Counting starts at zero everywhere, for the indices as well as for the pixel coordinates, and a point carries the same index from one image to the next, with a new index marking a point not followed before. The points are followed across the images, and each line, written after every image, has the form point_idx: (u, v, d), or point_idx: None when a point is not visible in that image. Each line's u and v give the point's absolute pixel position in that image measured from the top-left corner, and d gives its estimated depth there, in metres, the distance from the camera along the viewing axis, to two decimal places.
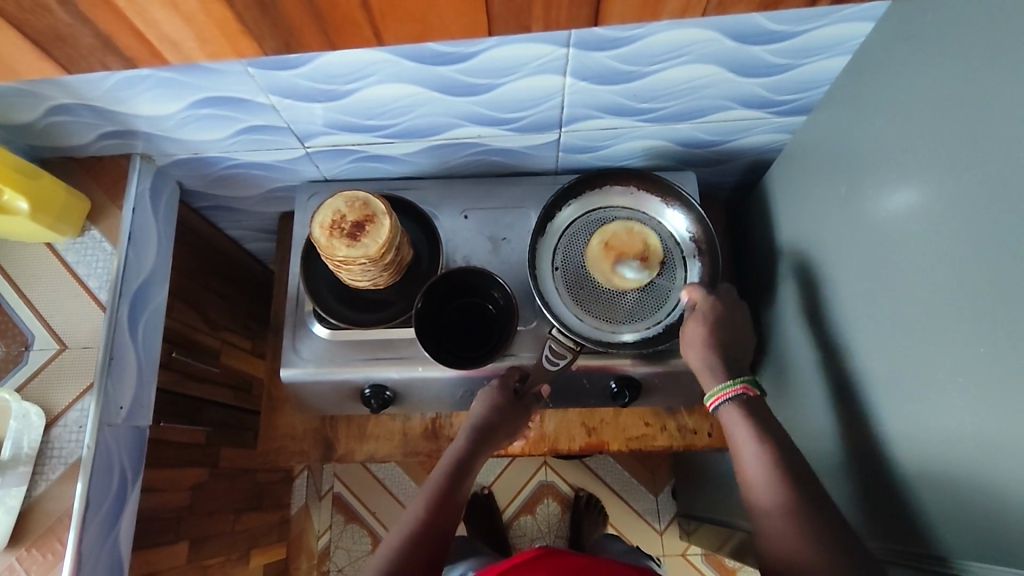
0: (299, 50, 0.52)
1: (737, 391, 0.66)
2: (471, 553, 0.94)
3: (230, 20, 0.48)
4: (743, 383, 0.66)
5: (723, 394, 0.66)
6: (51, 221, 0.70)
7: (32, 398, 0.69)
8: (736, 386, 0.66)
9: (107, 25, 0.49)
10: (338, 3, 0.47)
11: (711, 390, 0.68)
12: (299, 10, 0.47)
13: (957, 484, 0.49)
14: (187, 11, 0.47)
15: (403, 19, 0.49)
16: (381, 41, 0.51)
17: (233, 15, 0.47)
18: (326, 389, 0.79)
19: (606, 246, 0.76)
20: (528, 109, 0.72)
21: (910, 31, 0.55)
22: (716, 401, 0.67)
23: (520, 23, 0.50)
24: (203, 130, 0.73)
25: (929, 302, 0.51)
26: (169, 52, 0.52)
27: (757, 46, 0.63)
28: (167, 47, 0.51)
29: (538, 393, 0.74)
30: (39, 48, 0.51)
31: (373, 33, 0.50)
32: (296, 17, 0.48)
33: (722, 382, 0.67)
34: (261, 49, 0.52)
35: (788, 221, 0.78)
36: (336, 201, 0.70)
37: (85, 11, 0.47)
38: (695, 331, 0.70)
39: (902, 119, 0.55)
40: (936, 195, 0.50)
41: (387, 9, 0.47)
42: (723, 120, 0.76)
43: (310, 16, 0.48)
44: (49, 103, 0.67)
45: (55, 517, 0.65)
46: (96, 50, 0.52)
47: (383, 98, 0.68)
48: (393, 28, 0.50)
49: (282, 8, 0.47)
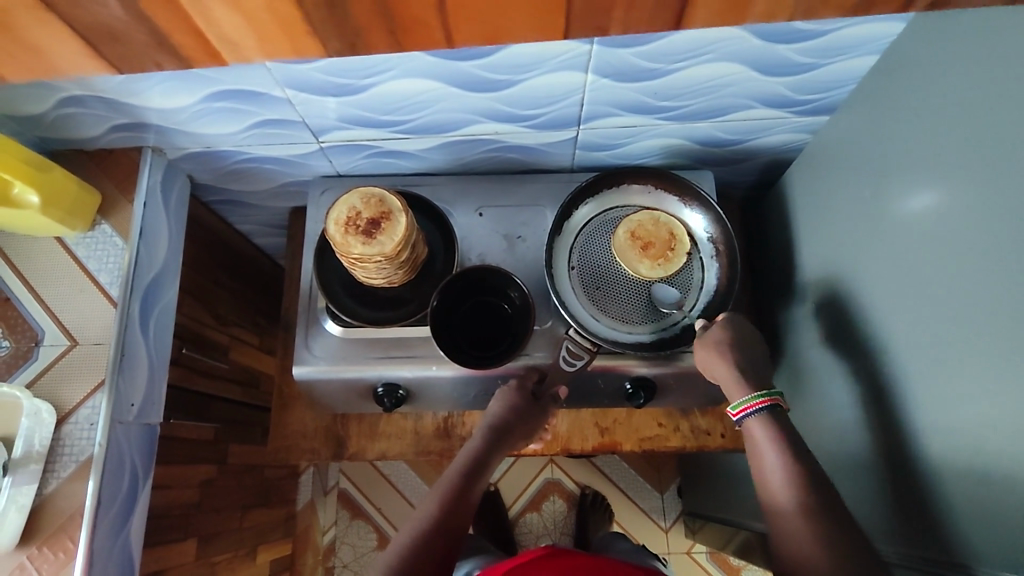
0: (363, 52, 0.50)
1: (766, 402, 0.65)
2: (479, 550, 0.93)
3: (295, 19, 0.46)
4: (771, 396, 0.65)
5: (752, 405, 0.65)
6: (62, 215, 0.69)
7: (43, 394, 0.68)
8: (764, 397, 0.65)
9: (163, 22, 0.46)
10: (411, 2, 0.45)
11: (735, 401, 0.66)
12: (370, 11, 0.46)
13: (988, 492, 0.48)
14: (250, 9, 0.44)
15: (474, 19, 0.46)
16: (451, 42, 0.49)
17: (263, 23, 0.46)
18: (338, 388, 0.78)
19: (631, 235, 0.74)
20: (548, 106, 0.70)
21: (942, 30, 0.54)
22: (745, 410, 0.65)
23: (599, 26, 0.47)
24: (216, 123, 0.72)
25: (958, 308, 0.51)
26: (226, 51, 0.49)
27: (782, 45, 0.62)
28: (224, 46, 0.49)
29: (555, 393, 0.74)
30: (91, 46, 0.49)
31: (444, 35, 0.48)
32: (365, 18, 0.46)
33: (750, 393, 0.66)
34: (323, 49, 0.50)
35: (807, 222, 0.77)
36: (351, 198, 0.69)
37: (144, 8, 0.44)
38: (717, 337, 0.69)
39: (930, 121, 0.54)
40: (967, 200, 0.50)
41: (463, 8, 0.45)
42: (743, 119, 0.75)
43: (381, 17, 0.46)
44: (60, 94, 0.65)
45: (67, 515, 0.65)
46: (148, 48, 0.50)
47: (400, 93, 0.67)
48: (465, 28, 0.48)
49: (351, 8, 0.45)
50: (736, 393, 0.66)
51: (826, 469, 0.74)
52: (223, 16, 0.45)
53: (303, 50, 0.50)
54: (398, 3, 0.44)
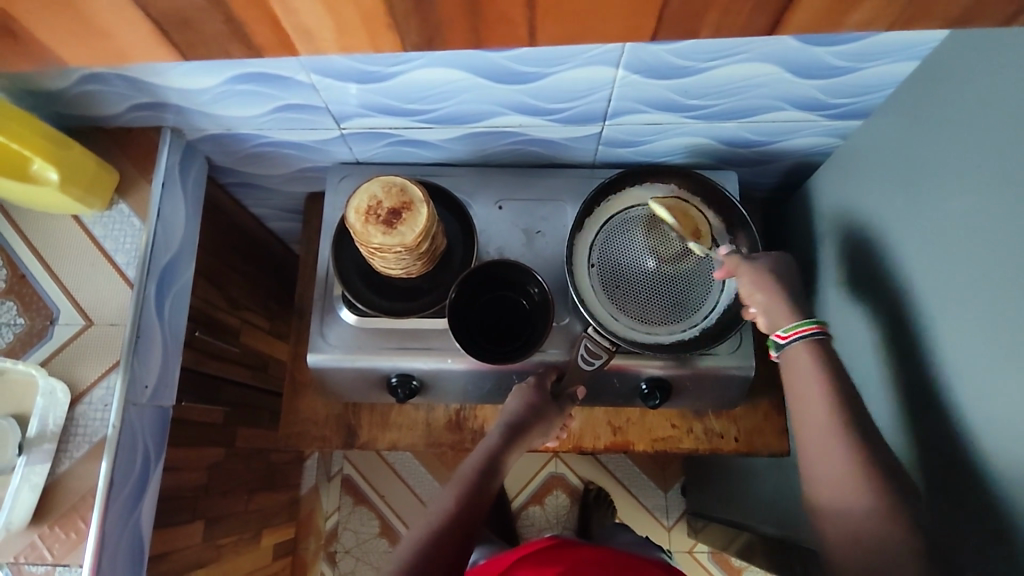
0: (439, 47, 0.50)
1: (814, 329, 0.63)
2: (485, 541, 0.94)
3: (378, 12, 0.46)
4: (820, 322, 0.63)
5: (802, 329, 0.63)
6: (80, 193, 0.69)
7: (57, 372, 0.68)
8: (812, 323, 0.63)
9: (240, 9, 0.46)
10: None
11: (784, 324, 0.65)
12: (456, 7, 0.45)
13: (1012, 512, 0.48)
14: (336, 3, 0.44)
15: (566, 18, 0.46)
16: (533, 43, 0.49)
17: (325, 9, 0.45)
18: (352, 377, 0.78)
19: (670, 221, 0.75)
20: (575, 100, 0.69)
21: (987, 39, 0.52)
22: (795, 334, 0.63)
23: (688, 29, 0.48)
24: (238, 106, 0.71)
25: (993, 324, 0.50)
26: (302, 43, 0.49)
27: (818, 47, 0.61)
28: (302, 38, 0.48)
29: (573, 394, 0.73)
30: (163, 32, 0.48)
31: (527, 32, 0.48)
32: (450, 14, 0.46)
33: (798, 320, 0.64)
34: (402, 43, 0.49)
35: (831, 227, 0.76)
36: (373, 186, 0.68)
37: None
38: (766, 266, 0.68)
39: (970, 131, 0.53)
40: (1005, 213, 0.49)
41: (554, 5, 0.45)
42: (772, 120, 0.73)
43: (467, 10, 0.45)
44: (82, 71, 0.65)
45: (79, 495, 0.65)
46: (220, 36, 0.49)
47: (427, 82, 0.66)
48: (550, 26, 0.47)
49: (439, 4, 0.45)
50: (784, 319, 0.65)
51: None
52: (302, 7, 0.45)
53: (341, 42, 0.49)
54: None
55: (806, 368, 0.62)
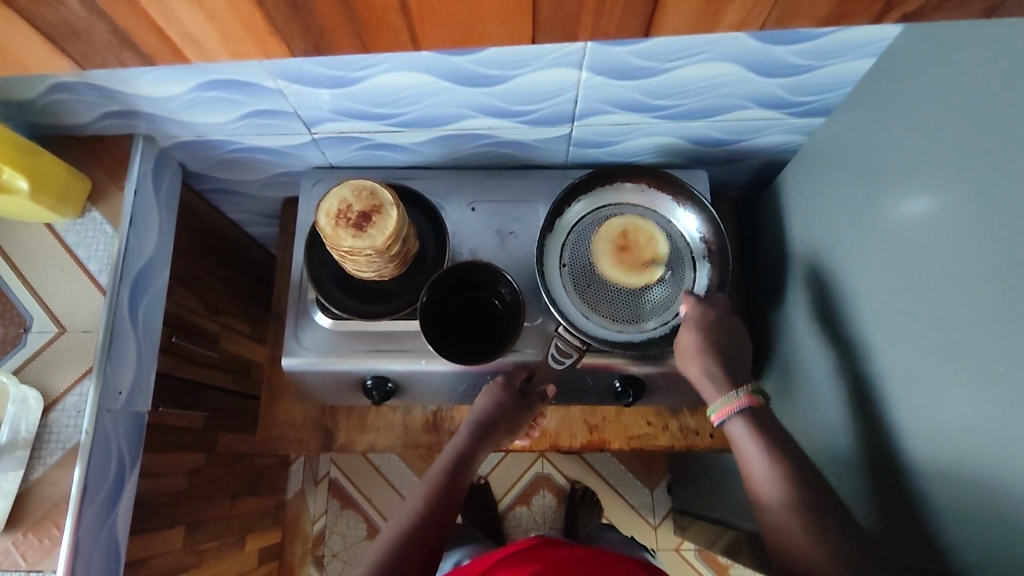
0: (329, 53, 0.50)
1: (743, 402, 0.63)
2: (469, 539, 0.94)
3: (257, 18, 0.45)
4: (749, 393, 0.64)
5: (727, 407, 0.64)
6: (52, 201, 0.69)
7: (30, 380, 0.68)
8: (741, 397, 0.64)
9: (121, 12, 0.45)
10: (375, 4, 0.44)
11: (713, 404, 0.66)
12: (333, 8, 0.44)
13: (971, 499, 0.48)
14: (212, 8, 0.44)
15: (446, 22, 0.46)
16: (418, 46, 0.49)
17: (259, 14, 0.45)
18: (328, 380, 0.78)
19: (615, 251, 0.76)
20: (541, 102, 0.70)
21: (937, 36, 0.53)
22: (721, 414, 0.64)
23: (567, 32, 0.47)
24: (207, 113, 0.71)
25: (946, 317, 0.51)
26: (191, 48, 0.48)
27: (777, 46, 0.62)
28: (188, 43, 0.48)
29: (543, 393, 0.74)
30: (118, 42, 0.48)
31: (410, 37, 0.47)
32: (328, 15, 0.45)
33: (727, 393, 0.65)
34: (289, 49, 0.49)
35: (800, 224, 0.76)
36: (343, 190, 0.68)
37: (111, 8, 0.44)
38: (689, 342, 0.69)
39: (923, 127, 0.54)
40: (956, 209, 0.50)
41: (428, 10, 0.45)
42: (738, 119, 0.74)
43: (345, 14, 0.45)
44: (50, 80, 0.65)
45: (53, 502, 0.65)
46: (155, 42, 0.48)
47: (393, 86, 0.66)
48: (431, 31, 0.47)
49: (316, 9, 0.45)
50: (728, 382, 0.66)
51: None
52: (186, 13, 0.44)
53: (290, 49, 0.49)
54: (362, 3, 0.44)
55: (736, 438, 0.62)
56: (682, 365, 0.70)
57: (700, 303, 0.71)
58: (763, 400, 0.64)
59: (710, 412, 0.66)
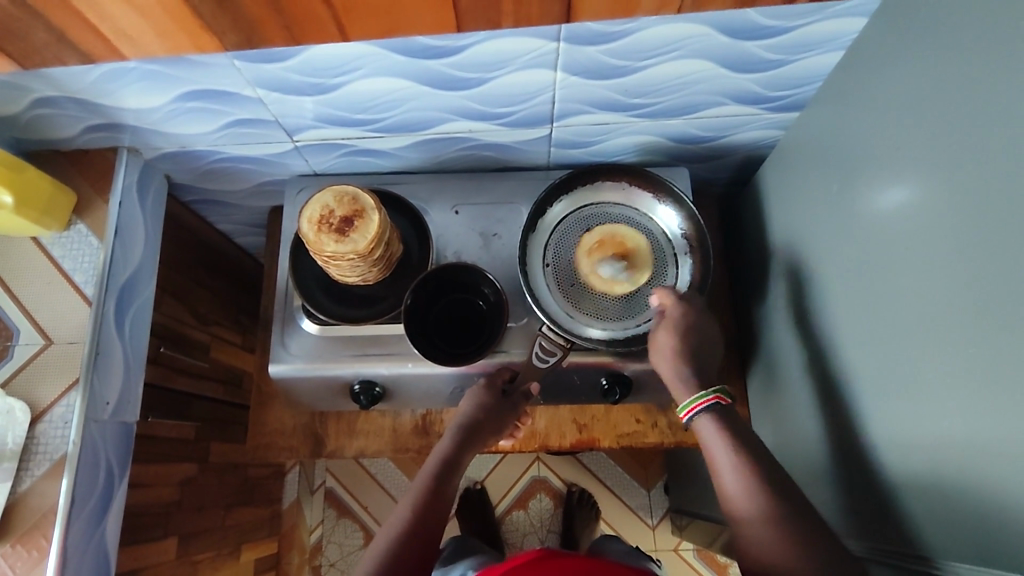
0: (261, 45, 0.52)
1: (711, 400, 0.65)
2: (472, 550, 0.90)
3: (188, 16, 0.49)
4: (717, 392, 0.65)
5: (698, 404, 0.65)
6: (36, 214, 0.70)
7: (16, 393, 0.68)
8: (709, 395, 0.65)
9: None
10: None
11: (682, 402, 0.67)
12: (262, 6, 0.48)
13: (943, 484, 0.49)
14: (143, 7, 0.47)
15: (370, 14, 0.49)
16: (346, 37, 0.52)
17: (189, 12, 0.48)
18: (316, 386, 0.79)
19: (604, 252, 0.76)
20: (519, 104, 0.71)
21: (900, 27, 0.54)
22: (690, 411, 0.65)
23: (490, 19, 0.51)
24: (189, 123, 0.72)
25: (917, 303, 0.51)
26: (142, 43, 0.52)
27: (748, 42, 0.62)
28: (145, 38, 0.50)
29: (527, 392, 0.74)
30: None
31: (337, 29, 0.51)
32: (258, 12, 0.48)
33: (698, 392, 0.66)
34: (222, 44, 0.52)
35: (780, 218, 0.77)
36: (325, 196, 0.69)
37: None
38: (665, 343, 0.69)
39: (892, 117, 0.55)
40: (924, 196, 0.50)
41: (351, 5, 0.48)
42: (716, 115, 0.75)
43: (273, 11, 0.48)
44: (32, 95, 0.66)
45: (40, 514, 0.65)
46: None
47: (371, 92, 0.67)
48: (357, 25, 0.50)
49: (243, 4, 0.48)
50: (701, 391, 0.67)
51: (800, 469, 0.74)
52: (118, 13, 0.48)
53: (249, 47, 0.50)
54: None
55: (704, 434, 0.64)
56: (655, 363, 0.70)
57: (681, 303, 0.71)
58: (730, 400, 0.65)
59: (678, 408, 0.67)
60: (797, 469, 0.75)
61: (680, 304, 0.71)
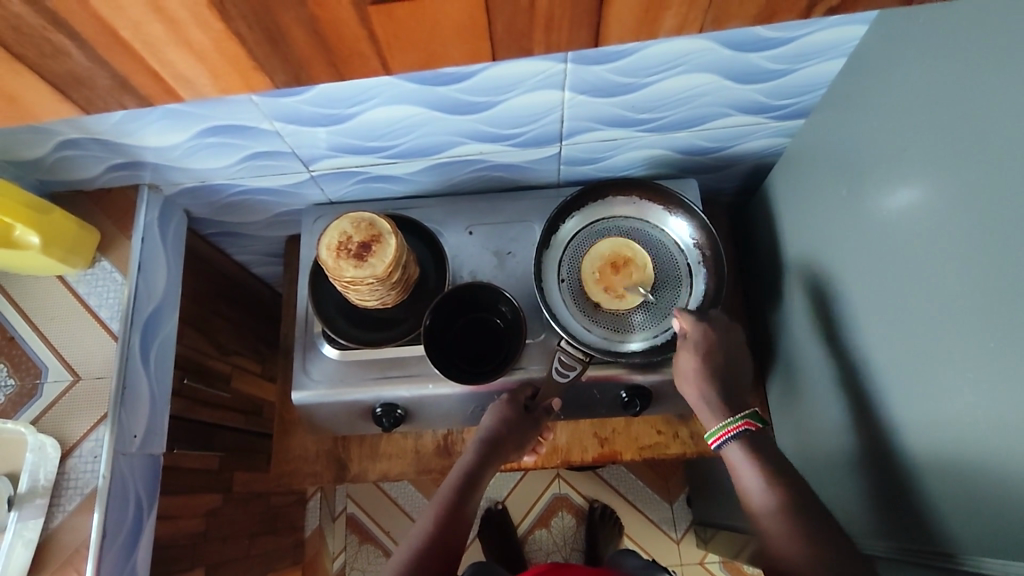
0: (308, 82, 0.51)
1: (741, 427, 0.65)
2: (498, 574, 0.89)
3: (241, 56, 0.47)
4: (746, 418, 0.66)
5: (727, 431, 0.65)
6: (62, 253, 0.71)
7: (47, 430, 0.69)
8: (737, 422, 0.65)
9: (122, 66, 0.48)
10: (345, 36, 0.46)
11: (711, 429, 0.67)
12: (307, 39, 0.46)
13: (973, 480, 0.49)
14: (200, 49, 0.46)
15: (410, 47, 0.47)
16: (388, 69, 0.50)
17: (240, 51, 0.46)
18: (338, 410, 0.79)
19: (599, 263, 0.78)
20: (528, 125, 0.72)
21: (903, 31, 0.55)
22: (720, 439, 0.66)
23: (522, 47, 0.49)
24: (208, 158, 0.74)
25: (933, 302, 0.51)
26: None
27: (753, 53, 0.64)
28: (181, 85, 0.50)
29: (549, 407, 0.75)
30: (126, 87, 0.50)
31: (380, 62, 0.49)
32: (305, 47, 0.46)
33: (725, 418, 0.66)
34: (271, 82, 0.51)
35: (792, 223, 0.77)
36: (342, 223, 0.70)
37: (102, 54, 0.46)
38: (689, 368, 0.69)
39: (897, 120, 0.55)
40: (933, 197, 0.51)
41: (392, 39, 0.46)
42: (722, 126, 0.76)
43: (319, 48, 0.47)
44: (57, 137, 0.68)
45: (73, 548, 0.66)
46: (150, 90, 0.51)
47: (385, 120, 0.69)
48: (400, 55, 0.48)
49: (293, 45, 0.46)
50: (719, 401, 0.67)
51: (825, 475, 0.74)
52: (177, 56, 0.46)
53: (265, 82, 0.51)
54: (333, 37, 0.45)
55: (733, 462, 0.64)
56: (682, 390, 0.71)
57: (700, 324, 0.71)
58: (761, 425, 0.66)
59: (708, 434, 0.67)
60: (822, 474, 0.74)
61: (699, 325, 0.71)
